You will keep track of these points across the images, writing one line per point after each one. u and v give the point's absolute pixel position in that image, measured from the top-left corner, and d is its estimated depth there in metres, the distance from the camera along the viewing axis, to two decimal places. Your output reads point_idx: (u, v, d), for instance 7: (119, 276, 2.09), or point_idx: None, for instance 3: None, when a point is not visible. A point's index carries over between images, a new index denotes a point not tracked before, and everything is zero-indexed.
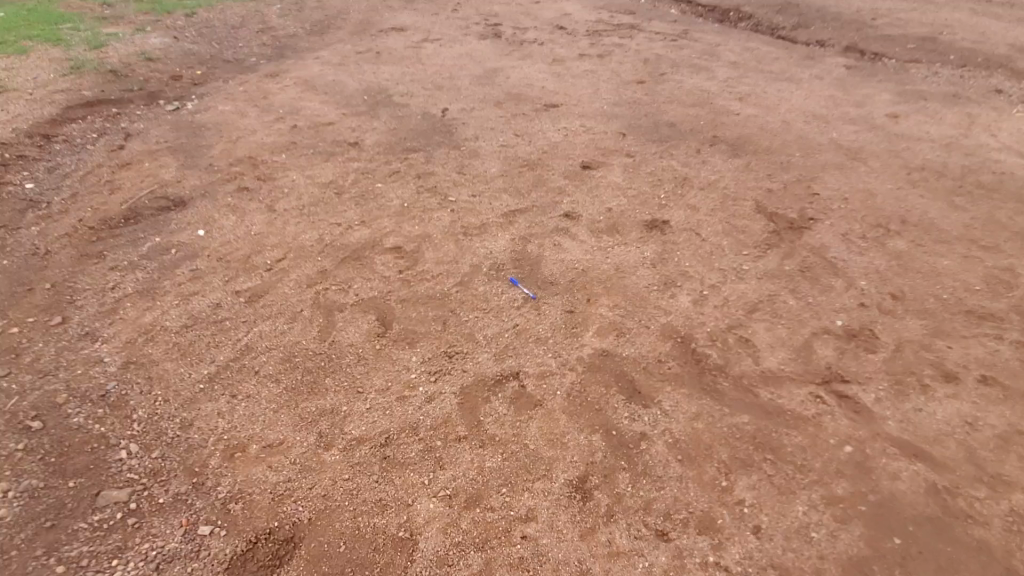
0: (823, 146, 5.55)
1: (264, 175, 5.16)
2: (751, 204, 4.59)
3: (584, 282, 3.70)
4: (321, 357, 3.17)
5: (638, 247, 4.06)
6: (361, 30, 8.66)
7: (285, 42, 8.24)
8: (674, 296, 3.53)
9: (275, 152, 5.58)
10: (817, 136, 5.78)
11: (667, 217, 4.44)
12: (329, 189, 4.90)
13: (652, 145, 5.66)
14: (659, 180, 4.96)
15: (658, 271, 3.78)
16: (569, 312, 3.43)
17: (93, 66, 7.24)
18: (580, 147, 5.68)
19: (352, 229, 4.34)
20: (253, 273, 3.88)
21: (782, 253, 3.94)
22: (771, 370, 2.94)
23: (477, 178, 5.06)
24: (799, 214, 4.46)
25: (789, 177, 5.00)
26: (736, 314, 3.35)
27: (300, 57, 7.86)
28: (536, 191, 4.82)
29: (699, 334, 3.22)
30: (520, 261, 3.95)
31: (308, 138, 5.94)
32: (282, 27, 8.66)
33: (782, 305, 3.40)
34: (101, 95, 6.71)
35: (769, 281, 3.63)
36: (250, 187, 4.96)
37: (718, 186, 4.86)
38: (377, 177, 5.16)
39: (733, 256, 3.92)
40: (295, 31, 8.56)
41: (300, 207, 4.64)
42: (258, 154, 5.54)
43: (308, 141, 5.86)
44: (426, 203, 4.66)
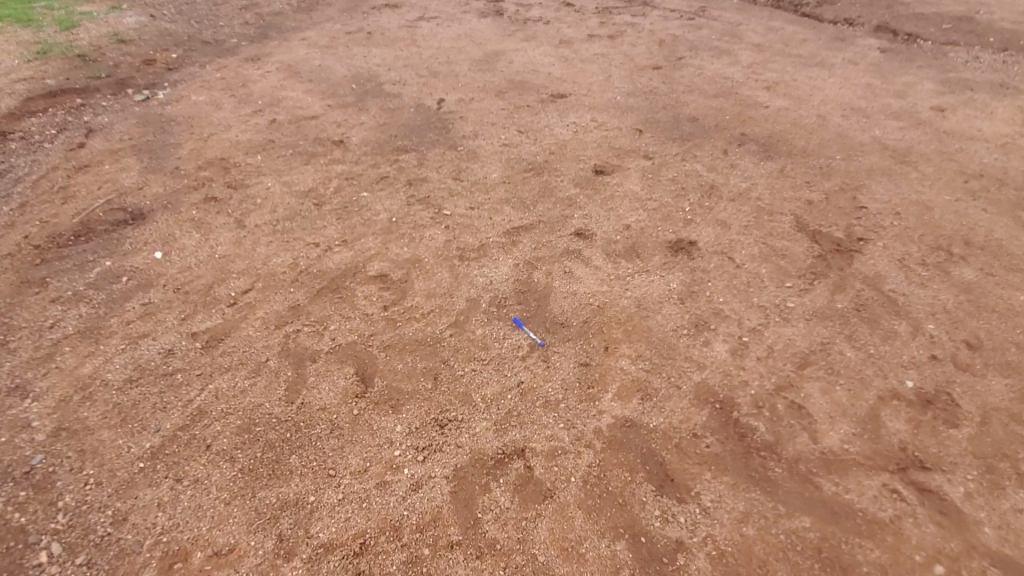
0: (865, 147, 4.91)
1: (235, 181, 4.55)
2: (791, 220, 3.99)
3: (599, 323, 3.15)
4: (286, 426, 2.65)
5: (661, 277, 3.49)
6: (351, 7, 7.93)
7: (268, 22, 7.52)
8: (708, 344, 2.98)
9: (250, 152, 4.97)
10: (857, 134, 5.15)
11: (694, 236, 3.86)
12: (307, 200, 4.32)
13: (674, 144, 5.03)
14: (683, 189, 4.36)
15: (687, 309, 3.23)
16: (582, 366, 2.90)
17: (61, 50, 6.58)
18: (592, 145, 5.06)
19: (331, 252, 3.77)
20: (214, 309, 3.33)
21: (831, 285, 3.38)
22: (833, 452, 2.42)
23: (475, 184, 4.46)
24: (846, 232, 3.87)
25: (831, 185, 4.39)
26: (783, 370, 2.81)
27: (283, 38, 7.15)
28: (542, 202, 4.23)
29: (741, 397, 2.68)
30: (525, 294, 3.39)
31: (287, 133, 5.31)
32: (266, 3, 7.93)
33: (838, 358, 2.86)
34: (65, 83, 6.05)
35: (819, 325, 3.08)
36: (219, 196, 4.36)
37: (750, 196, 4.26)
38: (363, 182, 4.56)
39: (773, 289, 3.36)
40: (280, 9, 7.83)
41: (274, 222, 4.06)
42: (231, 155, 4.92)
43: (287, 138, 5.23)
44: (418, 218, 4.07)
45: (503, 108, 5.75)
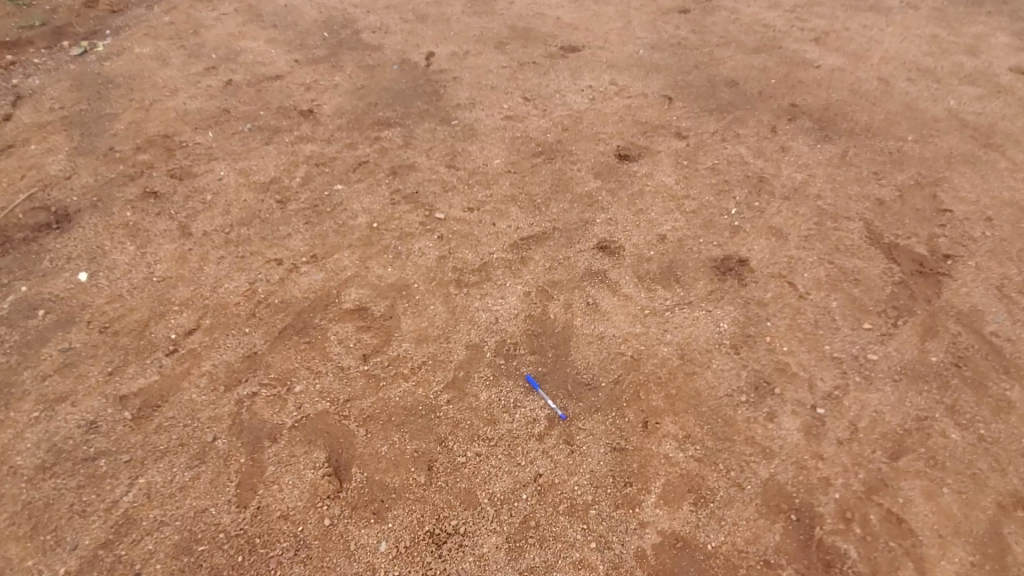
0: (941, 123, 4.10)
1: (182, 168, 3.70)
2: (862, 228, 3.26)
3: (634, 384, 2.51)
4: (235, 546, 2.06)
5: (707, 312, 2.80)
6: None
7: None
8: (774, 419, 2.38)
9: (200, 126, 4.06)
10: (927, 104, 4.29)
11: (744, 250, 3.12)
12: (268, 195, 3.50)
13: (712, 117, 4.16)
14: (728, 182, 3.57)
15: (743, 363, 2.58)
16: (616, 452, 2.29)
17: None
18: (613, 117, 4.17)
19: (296, 270, 3.02)
20: (150, 359, 2.63)
21: (920, 328, 2.73)
22: None
23: (473, 174, 3.64)
24: (930, 246, 3.16)
25: (905, 178, 3.63)
26: (872, 460, 2.24)
27: None
28: (556, 200, 3.44)
29: (824, 504, 2.13)
30: (540, 337, 2.71)
31: (243, 98, 4.36)
32: None
33: (941, 443, 2.29)
34: None
35: (911, 391, 2.48)
36: (161, 191, 3.53)
37: (810, 193, 3.49)
38: (335, 167, 3.72)
39: (849, 333, 2.71)
40: None
41: (225, 228, 3.27)
42: (177, 131, 4.02)
43: (243, 104, 4.29)
44: (404, 222, 3.29)
45: (503, 65, 4.78)
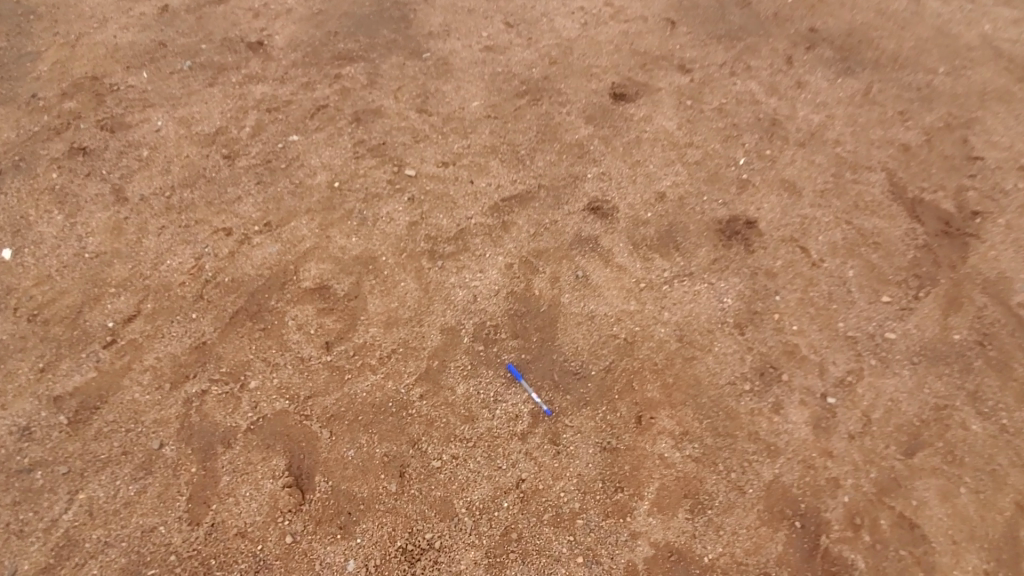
0: (976, 51, 3.62)
1: (114, 118, 3.23)
2: (884, 181, 2.91)
3: (628, 372, 2.27)
4: (189, 569, 1.88)
5: (710, 285, 2.51)
6: None
7: None
8: (780, 411, 2.16)
9: (133, 65, 3.52)
10: (960, 27, 3.77)
11: (753, 209, 2.78)
12: (214, 149, 3.06)
13: (721, 45, 3.64)
14: (736, 126, 3.15)
15: (748, 346, 2.33)
16: (606, 452, 2.09)
17: None
18: (609, 45, 3.64)
19: (247, 242, 2.67)
20: (85, 352, 2.34)
21: (943, 301, 2.48)
22: None
23: (448, 120, 3.18)
24: (958, 201, 2.84)
25: (933, 119, 3.22)
26: (886, 457, 2.06)
27: None
28: (542, 150, 3.03)
29: (832, 509, 1.96)
30: (523, 318, 2.43)
31: (182, 27, 3.76)
32: None
33: (960, 436, 2.12)
34: None
35: (930, 375, 2.27)
36: (92, 146, 3.08)
37: (828, 138, 3.09)
38: (289, 113, 3.24)
39: (865, 309, 2.45)
40: None
41: (165, 191, 2.87)
42: (108, 71, 3.48)
43: (182, 35, 3.71)
44: (369, 181, 2.90)
45: None
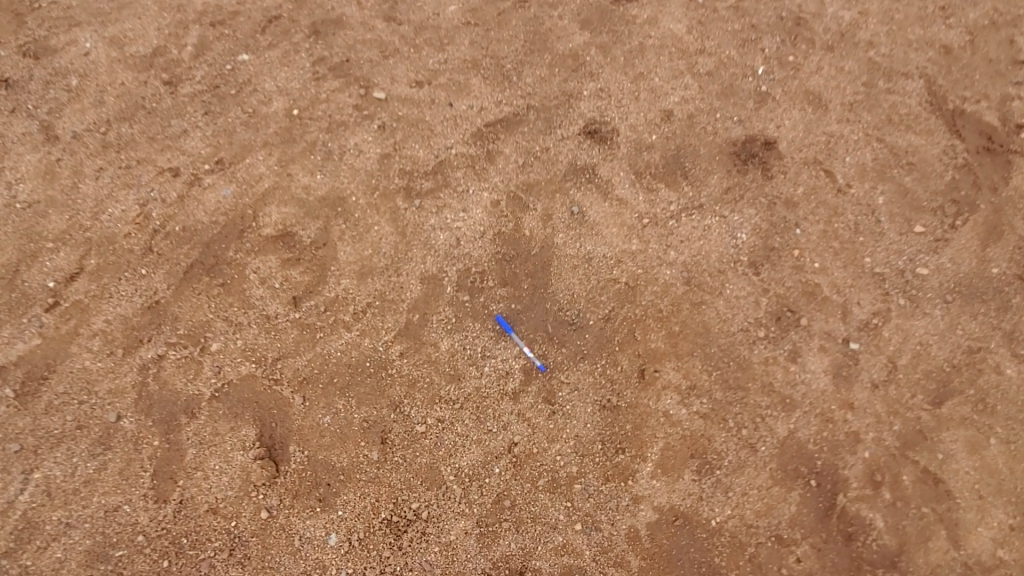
0: None
1: (36, 43, 2.70)
2: (922, 89, 2.53)
3: (630, 322, 2.04)
4: (159, 549, 1.79)
5: (721, 219, 2.22)
6: None
7: None
8: (798, 360, 1.96)
9: None
10: None
11: (773, 127, 2.43)
12: (149, 74, 2.65)
13: None
14: (755, 27, 2.67)
15: (764, 288, 2.09)
16: (607, 411, 1.90)
17: None
18: None
19: (198, 184, 2.36)
20: (25, 317, 2.10)
21: (981, 229, 2.21)
22: (978, 563, 1.74)
23: (421, 29, 2.68)
24: (1005, 110, 2.49)
25: (975, 16, 2.72)
26: (911, 408, 1.89)
27: None
28: (531, 63, 2.58)
29: (852, 466, 1.81)
30: (512, 263, 2.17)
31: None
32: None
33: (993, 382, 1.94)
34: None
35: (963, 315, 2.06)
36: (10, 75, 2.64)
37: (861, 38, 2.63)
38: (234, 26, 2.72)
39: (895, 241, 2.20)
40: None
41: (101, 126, 2.51)
42: None
43: None
44: (331, 106, 2.51)
45: None
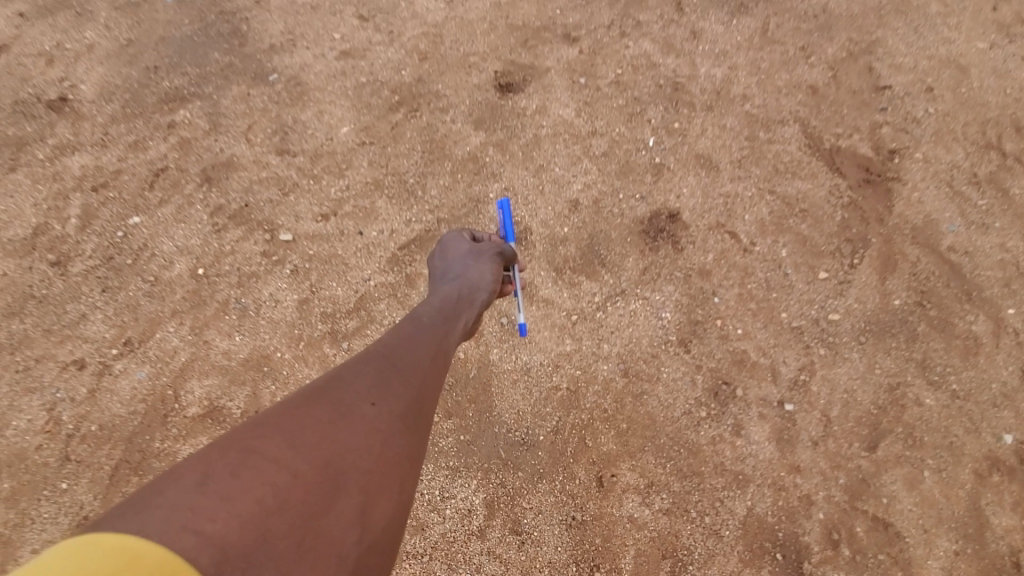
0: None
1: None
2: (764, 169, 2.60)
3: (579, 429, 2.07)
4: None
5: (645, 301, 2.30)
6: None
7: None
8: (742, 433, 2.05)
9: None
10: None
11: (673, 198, 2.53)
12: (83, 278, 2.46)
13: (609, 6, 3.11)
14: (617, 142, 2.69)
15: (697, 365, 2.17)
16: (575, 529, 1.94)
17: None
18: (497, 33, 3.05)
19: (122, 378, 2.24)
20: None
21: (877, 263, 2.37)
22: None
23: (328, 159, 2.68)
24: (874, 144, 2.69)
25: (789, 103, 2.79)
26: (851, 458, 2.00)
27: None
28: (434, 174, 2.63)
29: (810, 532, 1.91)
30: (453, 391, 2.15)
31: None
32: None
33: (917, 413, 2.08)
34: None
35: (879, 353, 2.18)
36: None
37: (695, 145, 2.67)
38: (156, 216, 2.59)
39: (805, 291, 2.31)
40: None
41: (18, 343, 2.34)
42: None
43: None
44: (238, 258, 2.45)
45: None
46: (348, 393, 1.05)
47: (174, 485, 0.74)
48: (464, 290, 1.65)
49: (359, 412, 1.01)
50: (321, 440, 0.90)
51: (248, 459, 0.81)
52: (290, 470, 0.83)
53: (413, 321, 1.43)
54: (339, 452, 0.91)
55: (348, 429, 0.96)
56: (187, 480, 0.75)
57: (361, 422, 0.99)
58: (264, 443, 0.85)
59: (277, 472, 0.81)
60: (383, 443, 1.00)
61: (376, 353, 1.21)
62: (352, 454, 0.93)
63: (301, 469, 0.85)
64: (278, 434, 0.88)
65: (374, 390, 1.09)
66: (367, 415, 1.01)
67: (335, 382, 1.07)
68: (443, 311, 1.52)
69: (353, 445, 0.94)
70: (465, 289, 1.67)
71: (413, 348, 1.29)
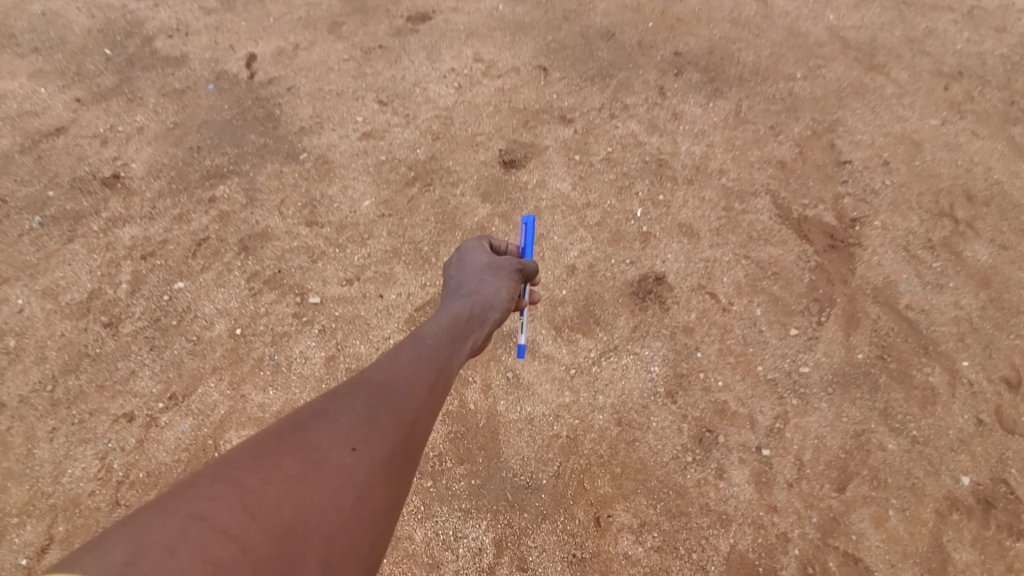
0: (805, 64, 3.67)
1: (55, 344, 2.76)
2: (739, 236, 2.93)
3: (578, 473, 2.31)
4: None
5: (635, 357, 2.58)
6: None
7: None
8: (724, 476, 2.29)
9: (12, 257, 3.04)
10: (793, 47, 3.76)
11: (660, 263, 2.85)
12: (133, 337, 2.76)
13: (600, 91, 3.52)
14: (609, 212, 3.02)
15: (683, 414, 2.42)
16: (576, 566, 2.15)
17: None
18: (501, 115, 3.45)
19: (168, 429, 2.50)
20: None
21: (842, 321, 2.65)
22: None
23: (351, 229, 3.02)
24: (837, 213, 3.03)
25: (761, 177, 3.14)
26: (823, 498, 2.23)
27: None
28: (446, 242, 2.96)
29: (787, 566, 2.12)
30: (465, 439, 2.40)
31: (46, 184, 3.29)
32: None
33: (881, 457, 2.31)
34: None
35: (845, 403, 2.44)
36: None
37: (678, 214, 3.01)
38: (198, 281, 2.90)
39: (778, 346, 2.58)
40: None
41: (74, 397, 2.61)
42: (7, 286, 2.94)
43: (57, 197, 3.24)
44: (272, 318, 2.75)
45: (342, 39, 3.89)
46: (321, 443, 1.02)
47: (116, 551, 0.71)
48: (475, 310, 1.73)
49: (330, 465, 0.99)
50: (281, 504, 0.87)
51: (197, 528, 0.77)
52: (245, 538, 0.80)
53: (404, 353, 1.41)
54: (302, 513, 0.89)
55: (316, 487, 0.94)
56: (124, 553, 0.71)
57: (330, 479, 0.97)
58: (219, 508, 0.82)
59: (226, 546, 0.77)
60: (353, 500, 0.97)
61: (357, 396, 1.19)
62: (316, 517, 0.90)
63: (255, 537, 0.81)
64: (236, 495, 0.85)
65: (352, 440, 1.07)
66: (340, 469, 1.00)
67: (310, 429, 1.05)
68: (451, 335, 1.59)
69: (321, 504, 0.92)
70: (478, 310, 1.74)
71: (398, 389, 1.26)
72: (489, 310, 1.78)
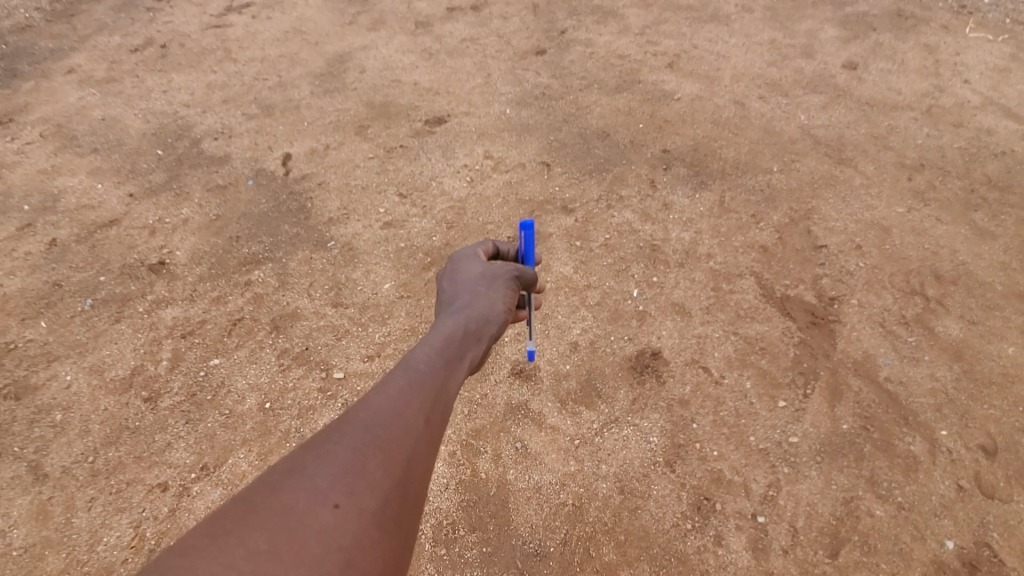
0: (781, 159, 4.09)
1: (98, 418, 2.99)
2: (728, 315, 3.20)
3: (584, 540, 2.45)
4: None
5: (635, 427, 2.77)
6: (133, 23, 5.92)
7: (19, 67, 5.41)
8: (723, 542, 2.42)
9: (64, 336, 3.34)
10: (770, 144, 4.21)
11: (655, 340, 3.10)
12: (170, 411, 2.99)
13: (597, 185, 3.92)
14: (608, 293, 3.32)
15: (681, 482, 2.59)
16: None
17: None
18: (509, 206, 3.83)
19: (199, 498, 2.68)
20: None
21: (826, 393, 2.86)
22: None
23: (373, 310, 3.32)
24: (817, 292, 3.31)
25: (746, 260, 3.46)
26: (817, 564, 2.35)
27: (52, 86, 5.16)
28: None
29: None
30: (478, 507, 2.56)
31: (99, 270, 3.65)
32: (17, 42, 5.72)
33: (870, 523, 2.45)
34: None
35: (834, 471, 2.61)
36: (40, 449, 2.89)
37: (671, 295, 3.30)
38: (232, 358, 3.16)
39: (768, 417, 2.78)
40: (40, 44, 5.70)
41: (114, 468, 2.81)
42: (58, 363, 3.22)
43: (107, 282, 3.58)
44: (299, 393, 2.99)
45: (367, 140, 4.37)
46: (298, 505, 1.03)
47: None
48: (470, 327, 1.70)
49: (307, 529, 1.00)
50: None
51: None
52: None
53: (397, 381, 1.38)
54: None
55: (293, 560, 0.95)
56: None
57: (311, 548, 0.98)
58: None
59: None
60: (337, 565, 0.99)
61: (342, 441, 1.18)
62: None
63: None
64: None
65: (336, 494, 1.08)
66: (323, 532, 1.01)
67: (286, 488, 1.05)
68: (448, 352, 1.57)
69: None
70: (473, 325, 1.72)
71: (388, 425, 1.25)
72: (485, 322, 1.77)
